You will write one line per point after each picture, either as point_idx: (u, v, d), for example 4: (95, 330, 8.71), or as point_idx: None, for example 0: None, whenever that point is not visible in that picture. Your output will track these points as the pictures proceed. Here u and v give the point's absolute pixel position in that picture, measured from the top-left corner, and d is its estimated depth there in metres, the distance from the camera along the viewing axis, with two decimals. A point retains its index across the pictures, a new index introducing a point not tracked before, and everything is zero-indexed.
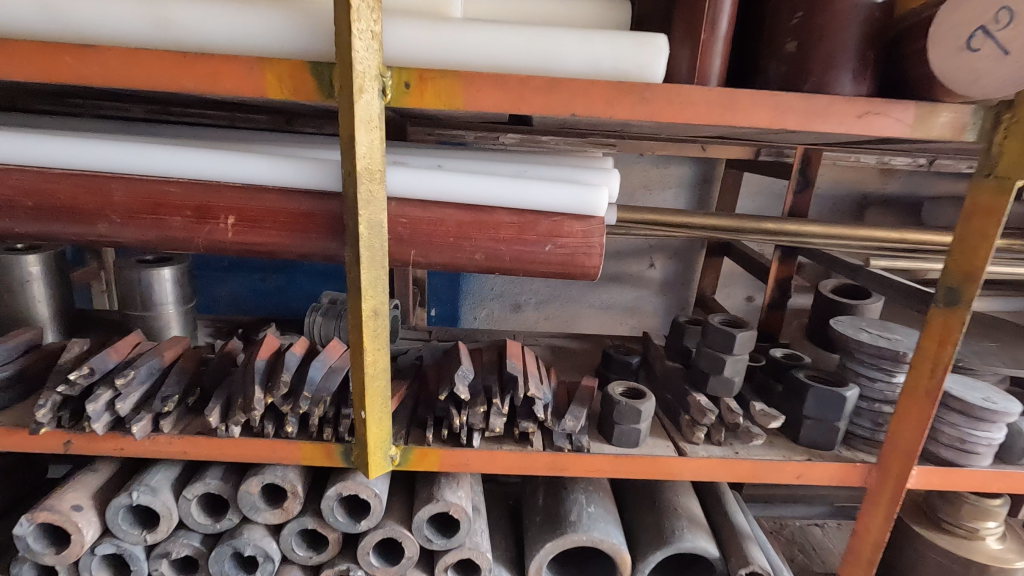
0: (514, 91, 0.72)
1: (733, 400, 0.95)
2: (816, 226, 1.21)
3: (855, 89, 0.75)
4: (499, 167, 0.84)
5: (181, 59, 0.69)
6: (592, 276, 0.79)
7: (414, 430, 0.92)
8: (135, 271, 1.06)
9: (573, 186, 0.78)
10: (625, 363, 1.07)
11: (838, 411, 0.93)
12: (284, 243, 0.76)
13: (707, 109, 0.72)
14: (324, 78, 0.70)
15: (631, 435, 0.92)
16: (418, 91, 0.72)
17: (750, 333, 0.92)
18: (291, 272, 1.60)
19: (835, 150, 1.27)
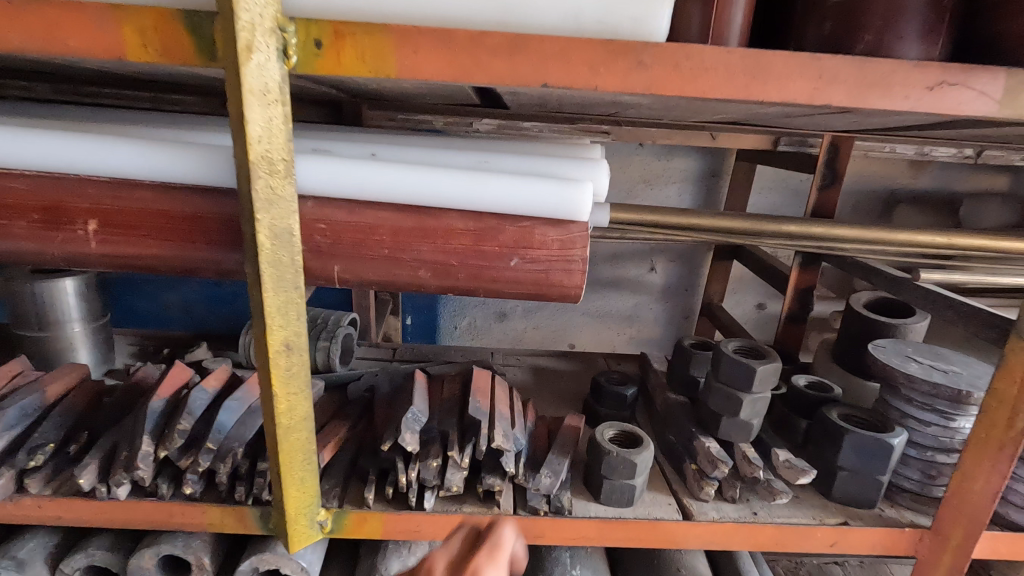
0: (463, 53, 0.53)
1: (751, 448, 0.76)
2: (846, 228, 1.02)
3: (923, 53, 0.56)
4: (453, 154, 0.64)
5: (3, 7, 0.50)
6: (573, 299, 0.61)
7: (354, 486, 0.74)
8: (26, 284, 0.88)
9: (549, 181, 0.59)
10: (618, 396, 0.88)
11: (882, 463, 0.75)
12: (166, 256, 0.58)
13: (726, 78, 0.54)
14: (204, 33, 0.51)
15: (624, 493, 0.73)
16: (333, 52, 0.53)
17: (773, 366, 0.74)
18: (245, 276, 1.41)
19: (868, 138, 1.08)
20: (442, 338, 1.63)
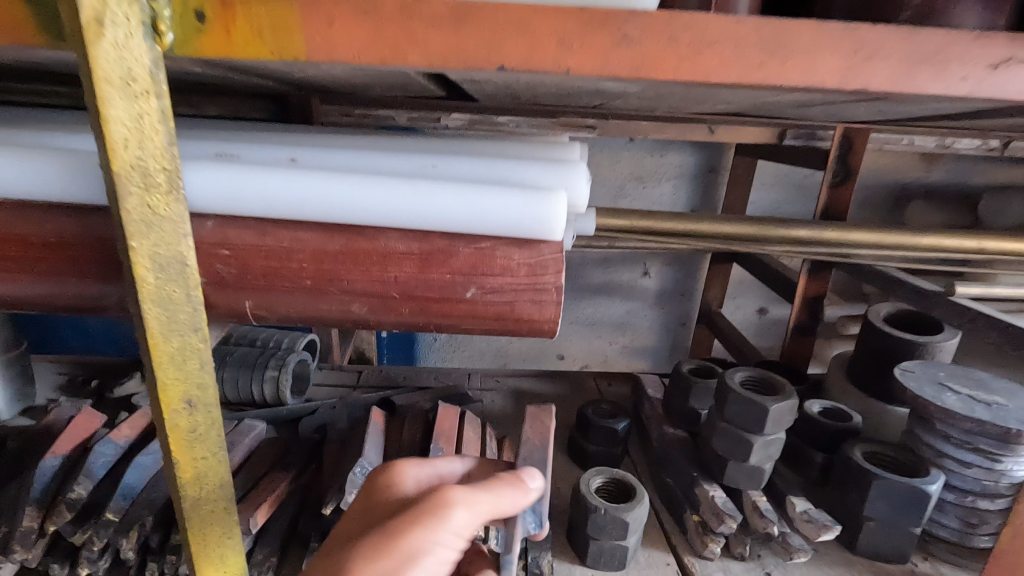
0: (393, 27, 0.41)
1: (763, 497, 0.65)
2: (861, 232, 0.91)
3: (983, 21, 0.44)
4: (390, 159, 0.51)
5: None
6: (548, 334, 0.49)
7: (297, 554, 0.63)
8: None
9: (510, 191, 0.46)
10: (608, 431, 0.77)
11: (917, 515, 0.63)
12: (27, 293, 0.46)
13: (733, 55, 0.42)
14: (48, 4, 0.38)
15: (615, 555, 0.62)
16: (220, 27, 0.40)
17: (790, 405, 0.62)
18: None
19: (884, 129, 0.96)
20: (420, 351, 1.51)
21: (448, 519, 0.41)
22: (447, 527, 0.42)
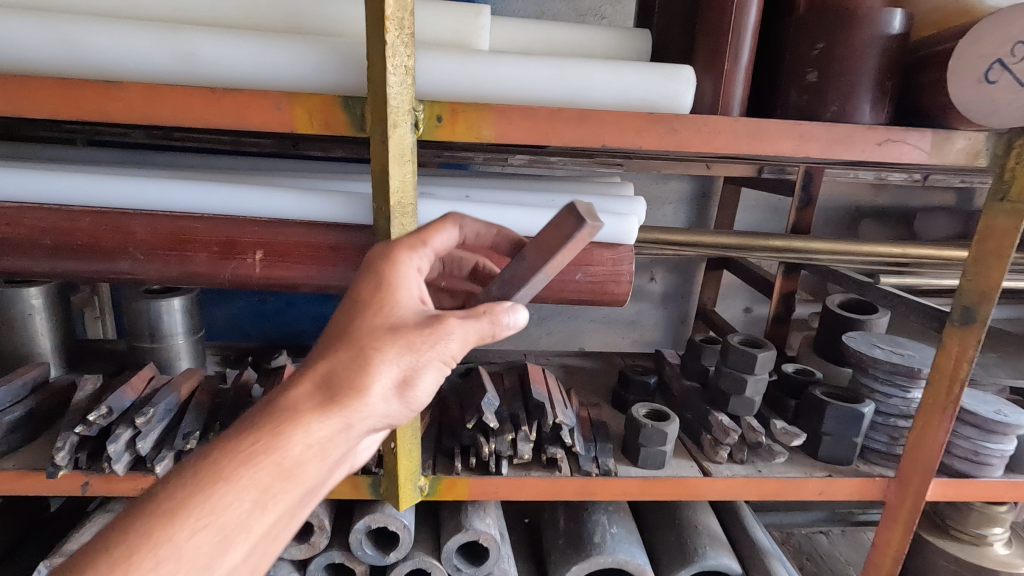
0: (545, 123, 0.71)
1: (754, 419, 0.96)
2: (820, 242, 1.23)
3: (873, 117, 0.76)
4: (525, 197, 0.84)
5: (205, 95, 0.67)
6: (621, 303, 0.80)
7: (441, 460, 0.91)
8: (143, 303, 1.03)
9: (603, 216, 0.78)
10: (643, 383, 1.07)
11: (857, 428, 0.94)
12: (310, 276, 0.75)
13: (731, 139, 0.73)
14: (355, 112, 0.69)
15: (657, 457, 0.92)
16: (449, 124, 0.71)
17: (769, 354, 0.94)
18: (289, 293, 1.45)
19: (836, 167, 1.30)
20: None
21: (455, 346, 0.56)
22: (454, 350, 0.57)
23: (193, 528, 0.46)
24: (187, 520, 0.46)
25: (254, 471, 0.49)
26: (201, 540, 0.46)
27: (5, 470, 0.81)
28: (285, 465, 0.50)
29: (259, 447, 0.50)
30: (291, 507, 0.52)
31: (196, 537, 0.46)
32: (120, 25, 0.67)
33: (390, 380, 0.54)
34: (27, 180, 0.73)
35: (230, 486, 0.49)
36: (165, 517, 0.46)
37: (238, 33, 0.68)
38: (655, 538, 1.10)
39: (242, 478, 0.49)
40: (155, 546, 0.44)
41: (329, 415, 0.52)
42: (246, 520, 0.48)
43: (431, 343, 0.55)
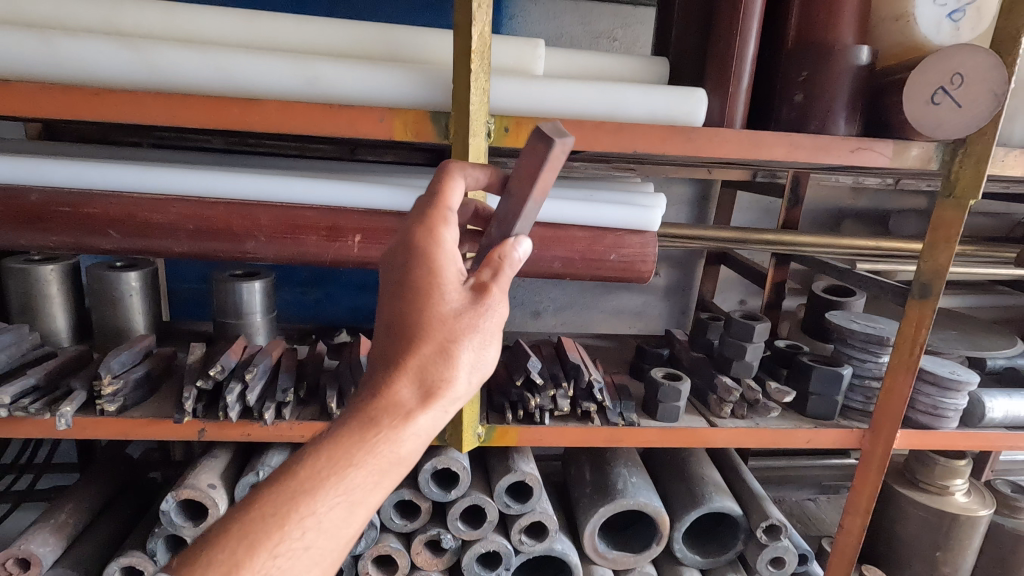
0: (590, 133, 0.90)
1: (752, 380, 1.15)
2: (806, 236, 1.43)
3: (847, 129, 0.96)
4: (569, 192, 1.00)
5: (326, 110, 0.85)
6: (646, 278, 0.98)
7: (493, 413, 1.08)
8: (231, 285, 1.20)
9: (632, 207, 0.97)
10: (658, 354, 1.26)
11: (837, 387, 1.13)
12: None
13: (737, 147, 0.92)
14: (441, 123, 0.87)
15: (672, 411, 1.10)
16: (514, 133, 0.89)
17: (765, 326, 1.13)
18: (333, 282, 1.60)
19: (820, 172, 1.50)
20: None
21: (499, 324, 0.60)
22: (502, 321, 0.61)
23: (328, 500, 0.52)
24: (322, 494, 0.52)
25: (369, 458, 0.54)
26: (342, 508, 0.52)
27: (136, 418, 0.98)
28: (396, 456, 0.55)
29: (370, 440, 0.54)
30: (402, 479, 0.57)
31: (333, 505, 0.52)
32: (257, 55, 0.84)
33: (467, 371, 0.58)
34: (171, 178, 0.91)
35: (351, 469, 0.53)
36: (305, 492, 0.51)
37: (350, 61, 0.86)
38: (668, 487, 1.27)
39: (361, 464, 0.53)
40: (308, 513, 0.51)
41: (423, 408, 0.55)
42: (367, 496, 0.54)
43: (484, 324, 0.59)
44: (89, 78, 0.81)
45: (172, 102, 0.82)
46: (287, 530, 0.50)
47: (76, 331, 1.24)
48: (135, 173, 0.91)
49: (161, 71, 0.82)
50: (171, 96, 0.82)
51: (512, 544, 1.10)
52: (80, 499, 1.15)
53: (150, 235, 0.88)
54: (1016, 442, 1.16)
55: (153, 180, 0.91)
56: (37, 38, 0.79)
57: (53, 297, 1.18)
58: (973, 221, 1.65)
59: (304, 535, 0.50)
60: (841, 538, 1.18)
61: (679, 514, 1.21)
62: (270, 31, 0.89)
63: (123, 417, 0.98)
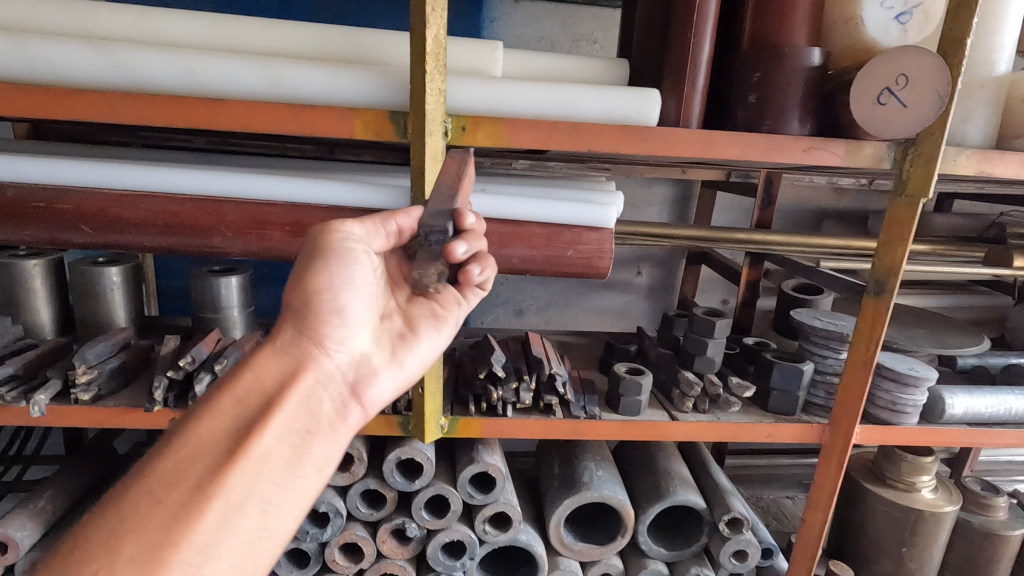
0: (546, 131, 0.92)
1: (715, 376, 1.17)
2: (778, 235, 1.45)
3: (800, 130, 0.98)
4: (529, 190, 1.04)
5: (288, 110, 0.88)
6: (604, 275, 1.00)
7: (458, 406, 1.11)
8: (208, 280, 1.23)
9: (589, 205, 0.99)
10: (625, 350, 1.28)
11: (798, 383, 1.15)
12: None
13: (691, 146, 0.94)
14: (400, 123, 0.90)
15: (635, 405, 1.13)
16: (471, 132, 0.91)
17: (726, 322, 1.16)
18: None
19: (793, 172, 1.52)
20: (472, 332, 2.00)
21: (318, 279, 0.71)
22: (345, 257, 0.74)
23: (182, 450, 0.58)
24: (173, 450, 0.58)
25: (223, 404, 0.63)
26: (192, 472, 0.57)
27: (109, 407, 1.01)
28: (248, 395, 0.64)
29: (219, 408, 0.62)
30: (265, 442, 0.61)
31: (185, 453, 0.58)
32: (222, 57, 0.88)
33: (308, 312, 0.71)
34: (143, 175, 0.95)
35: (199, 432, 0.60)
36: (155, 455, 0.58)
37: (312, 63, 0.89)
38: (635, 480, 1.30)
39: (215, 413, 0.62)
40: (152, 478, 0.56)
41: (263, 354, 0.68)
42: (220, 440, 0.60)
43: (314, 272, 0.72)
44: (60, 78, 0.85)
45: (138, 102, 0.85)
46: (134, 497, 0.54)
47: (59, 324, 1.28)
48: (108, 171, 0.94)
49: (129, 73, 0.85)
50: (137, 95, 0.85)
51: (476, 534, 1.12)
52: (59, 487, 1.19)
53: (121, 230, 0.92)
54: (977, 438, 1.17)
55: (125, 177, 0.95)
56: (11, 41, 0.82)
57: (36, 291, 1.22)
58: (949, 222, 1.66)
59: (152, 494, 0.55)
60: (803, 533, 1.20)
61: (643, 507, 1.23)
62: (239, 34, 0.92)
63: (97, 406, 1.02)
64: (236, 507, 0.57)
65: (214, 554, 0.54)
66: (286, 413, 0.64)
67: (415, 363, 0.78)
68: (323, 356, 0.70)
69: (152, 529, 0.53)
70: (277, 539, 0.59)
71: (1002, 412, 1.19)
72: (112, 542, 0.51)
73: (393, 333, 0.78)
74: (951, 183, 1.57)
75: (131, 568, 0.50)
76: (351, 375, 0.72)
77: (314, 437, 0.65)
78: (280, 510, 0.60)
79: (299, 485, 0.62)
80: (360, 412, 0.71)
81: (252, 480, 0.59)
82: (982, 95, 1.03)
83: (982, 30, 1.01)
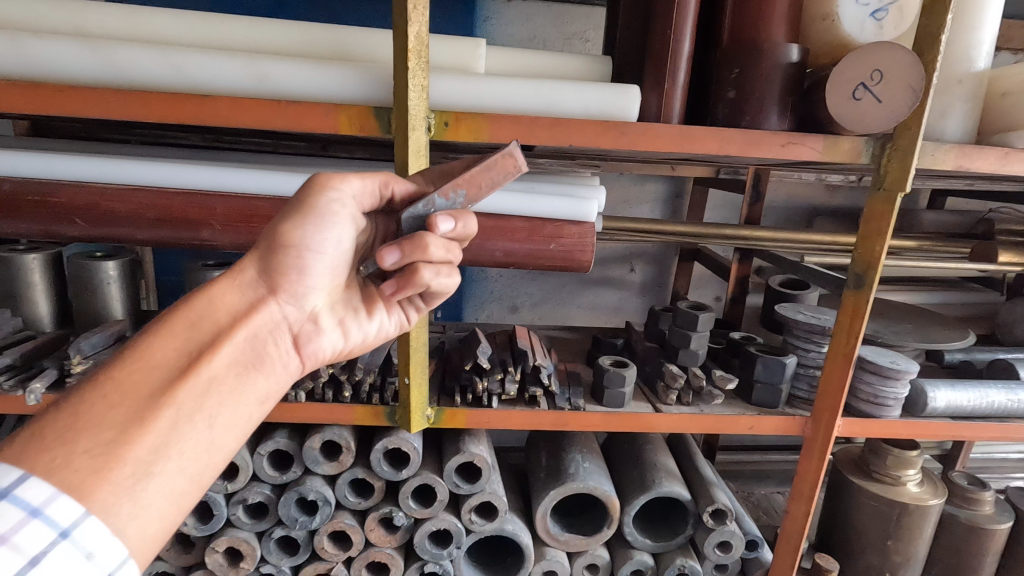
0: (527, 127, 0.94)
1: (698, 368, 1.19)
2: (766, 231, 1.47)
3: (779, 125, 0.99)
4: (513, 185, 1.06)
5: (275, 106, 0.90)
6: (586, 268, 1.02)
7: (444, 397, 1.13)
8: (203, 274, 1.26)
9: (571, 200, 1.01)
10: (612, 344, 1.30)
11: (781, 376, 1.16)
12: None
13: (670, 141, 0.96)
14: (384, 119, 0.92)
15: (618, 397, 1.14)
16: (454, 128, 0.94)
17: (709, 316, 1.17)
18: None
19: (781, 169, 1.53)
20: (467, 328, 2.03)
21: (296, 234, 0.74)
22: (328, 208, 0.77)
23: (139, 361, 0.62)
24: (130, 363, 0.61)
25: (181, 327, 0.66)
26: (147, 382, 0.61)
27: None
28: (205, 324, 0.68)
29: (173, 329, 0.66)
30: (215, 367, 0.66)
31: (143, 365, 0.62)
32: (211, 55, 0.90)
33: (279, 258, 0.74)
34: (135, 170, 0.97)
35: (154, 348, 0.63)
36: (110, 364, 0.61)
37: (298, 61, 0.92)
38: (622, 472, 1.31)
39: (174, 333, 0.65)
40: (107, 383, 0.59)
41: (224, 286, 0.72)
42: (175, 360, 0.64)
43: (291, 222, 0.74)
44: (54, 76, 0.87)
45: (129, 98, 0.87)
46: (90, 397, 0.57)
47: (57, 317, 1.31)
48: (102, 166, 0.97)
49: (120, 70, 0.88)
50: (128, 92, 0.87)
51: (462, 523, 1.14)
52: None
53: (113, 223, 0.95)
54: (959, 431, 1.18)
55: (118, 172, 0.97)
56: (7, 40, 0.85)
57: (36, 285, 1.25)
58: (939, 218, 1.67)
59: (107, 399, 0.58)
60: (787, 524, 1.22)
61: (628, 499, 1.24)
62: (227, 33, 0.95)
63: None
64: (183, 419, 0.61)
65: (166, 457, 0.58)
66: (236, 345, 0.69)
67: (361, 337, 0.85)
68: (278, 305, 0.75)
69: (107, 428, 0.56)
70: (221, 455, 0.64)
71: (985, 406, 1.20)
72: (70, 435, 0.54)
73: (345, 302, 0.83)
74: (940, 180, 1.58)
75: (87, 459, 0.54)
76: (300, 326, 0.77)
77: (256, 376, 0.70)
78: (225, 428, 0.64)
79: (241, 410, 0.67)
80: (299, 362, 0.77)
81: (199, 402, 0.63)
82: (960, 91, 1.04)
83: (959, 26, 1.02)
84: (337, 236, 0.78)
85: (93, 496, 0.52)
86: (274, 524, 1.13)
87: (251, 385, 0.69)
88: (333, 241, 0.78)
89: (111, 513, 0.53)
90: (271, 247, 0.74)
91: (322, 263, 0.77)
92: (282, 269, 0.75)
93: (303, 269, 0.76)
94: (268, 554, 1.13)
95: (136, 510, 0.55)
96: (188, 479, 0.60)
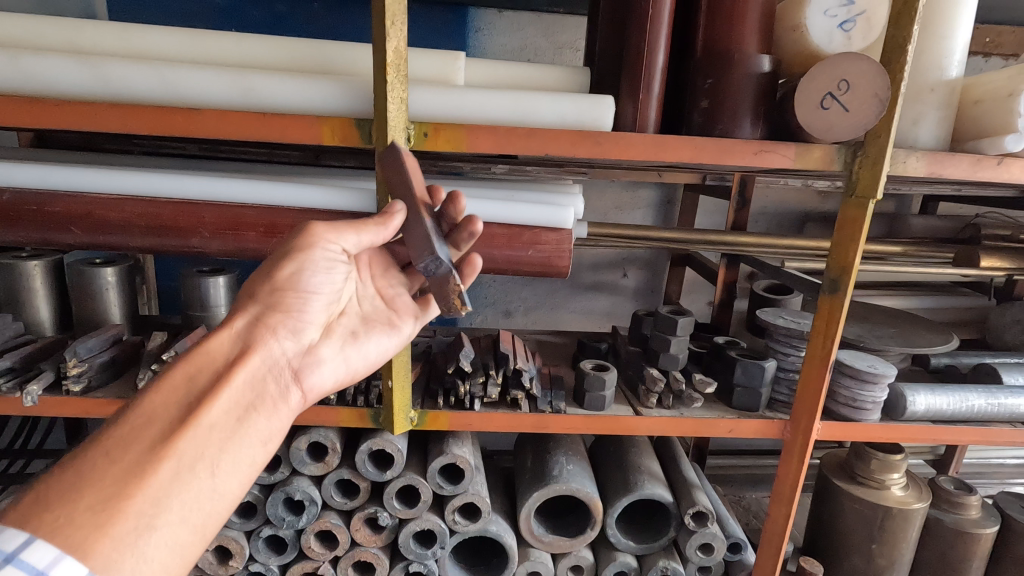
0: (503, 137, 0.97)
1: (678, 372, 1.21)
2: (751, 236, 1.48)
3: (752, 133, 1.01)
4: (493, 192, 1.09)
5: (260, 118, 0.94)
6: (564, 273, 1.05)
7: (428, 400, 1.16)
8: (197, 280, 1.30)
9: (548, 206, 1.04)
10: (595, 348, 1.32)
11: (761, 379, 1.18)
12: None
13: (644, 150, 0.99)
14: (365, 130, 0.95)
15: (599, 400, 1.16)
16: (432, 137, 0.97)
17: (688, 320, 1.19)
18: None
19: (766, 175, 1.55)
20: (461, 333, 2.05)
21: (286, 274, 0.81)
22: (324, 244, 0.83)
23: (140, 417, 0.64)
24: (131, 418, 0.64)
25: (180, 377, 0.70)
26: (149, 436, 0.63)
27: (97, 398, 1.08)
28: (203, 373, 0.71)
29: (172, 383, 0.69)
30: (215, 414, 0.68)
31: (144, 419, 0.64)
32: (200, 70, 0.94)
33: (271, 299, 0.81)
34: (129, 180, 1.02)
35: (153, 403, 0.66)
36: (112, 422, 0.63)
37: (283, 75, 0.95)
38: (606, 475, 1.33)
39: (172, 385, 0.68)
40: (110, 440, 0.61)
41: (218, 335, 0.76)
42: (176, 411, 0.66)
43: (283, 263, 0.81)
44: (51, 91, 0.92)
45: (122, 112, 0.91)
46: (91, 456, 0.59)
47: (57, 321, 1.35)
48: (98, 176, 1.01)
49: (114, 84, 0.92)
50: (121, 106, 0.91)
51: (446, 524, 1.17)
52: None
53: (107, 232, 0.98)
54: (939, 435, 1.19)
55: (113, 182, 1.02)
56: (7, 57, 0.90)
57: (36, 290, 1.29)
58: (928, 224, 1.67)
59: (111, 455, 0.60)
60: (768, 527, 1.23)
61: (611, 501, 1.26)
62: (217, 48, 0.99)
63: (86, 397, 1.08)
64: (186, 468, 0.62)
65: (168, 508, 0.59)
66: (235, 389, 0.72)
67: (360, 360, 0.90)
68: (277, 344, 0.79)
69: (108, 484, 0.57)
70: (224, 502, 0.65)
71: (965, 410, 1.21)
72: (70, 495, 0.55)
73: (339, 331, 0.89)
74: (927, 186, 1.59)
75: (90, 516, 0.55)
76: (298, 360, 0.82)
77: (258, 416, 0.73)
78: (226, 474, 0.66)
79: (244, 453, 0.69)
80: (301, 396, 0.80)
81: (202, 450, 0.65)
82: (931, 99, 1.06)
83: (929, 36, 1.04)
84: (326, 274, 0.84)
85: (96, 554, 0.53)
86: (262, 523, 1.16)
87: (252, 427, 0.71)
88: (323, 277, 0.84)
89: (112, 570, 0.53)
90: (262, 290, 0.81)
91: (315, 297, 0.84)
92: (276, 308, 0.81)
93: (295, 309, 0.82)
94: (256, 551, 1.16)
95: (138, 566, 0.55)
96: (192, 530, 0.61)
